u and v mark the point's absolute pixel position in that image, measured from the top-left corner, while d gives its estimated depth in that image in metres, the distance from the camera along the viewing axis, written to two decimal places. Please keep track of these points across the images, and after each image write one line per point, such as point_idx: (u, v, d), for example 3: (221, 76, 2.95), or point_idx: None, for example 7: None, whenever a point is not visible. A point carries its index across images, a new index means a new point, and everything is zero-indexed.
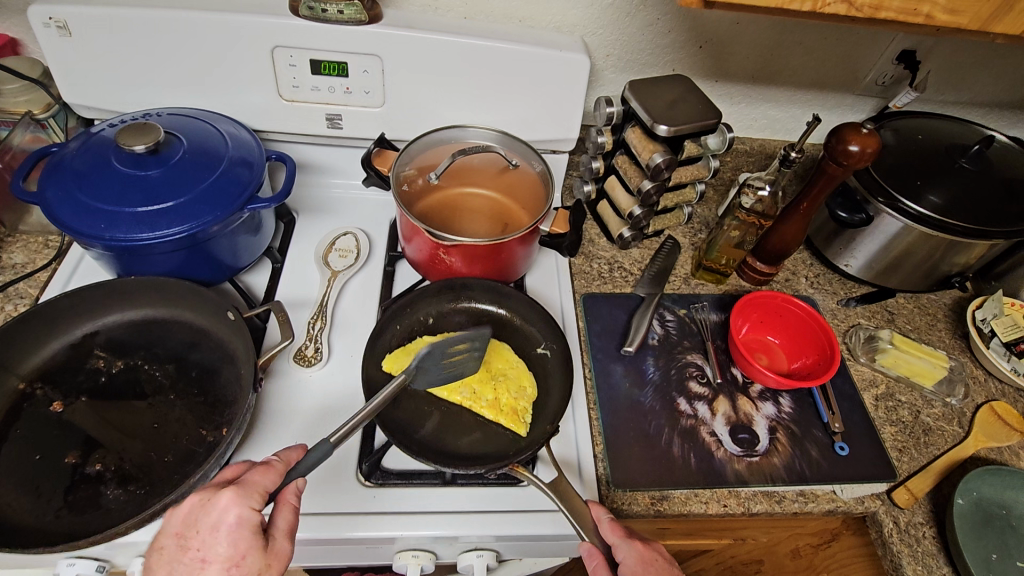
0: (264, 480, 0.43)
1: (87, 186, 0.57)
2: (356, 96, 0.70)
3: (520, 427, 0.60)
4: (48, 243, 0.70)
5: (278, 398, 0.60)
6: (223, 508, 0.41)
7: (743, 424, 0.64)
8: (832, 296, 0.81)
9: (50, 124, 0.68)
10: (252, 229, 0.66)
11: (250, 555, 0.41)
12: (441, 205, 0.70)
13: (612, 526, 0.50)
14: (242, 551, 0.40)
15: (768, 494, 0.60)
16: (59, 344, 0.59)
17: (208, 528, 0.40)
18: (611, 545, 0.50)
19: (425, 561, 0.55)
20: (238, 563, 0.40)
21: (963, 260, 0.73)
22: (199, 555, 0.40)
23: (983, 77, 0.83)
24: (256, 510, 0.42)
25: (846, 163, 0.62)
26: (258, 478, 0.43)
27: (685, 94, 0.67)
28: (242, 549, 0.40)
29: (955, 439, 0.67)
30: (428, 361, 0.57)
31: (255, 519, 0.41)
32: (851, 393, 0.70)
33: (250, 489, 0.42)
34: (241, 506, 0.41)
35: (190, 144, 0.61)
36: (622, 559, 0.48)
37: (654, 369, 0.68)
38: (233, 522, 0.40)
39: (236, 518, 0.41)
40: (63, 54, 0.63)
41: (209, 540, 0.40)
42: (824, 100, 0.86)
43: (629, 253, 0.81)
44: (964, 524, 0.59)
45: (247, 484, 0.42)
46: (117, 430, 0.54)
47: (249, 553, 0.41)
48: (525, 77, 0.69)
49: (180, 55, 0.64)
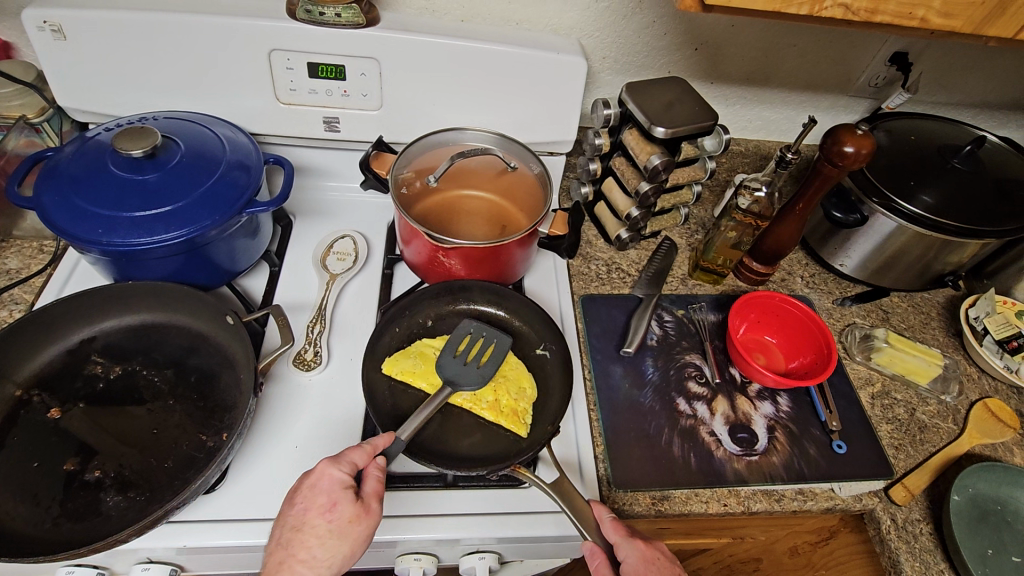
0: (352, 451, 0.49)
1: (83, 191, 0.56)
2: (353, 99, 0.69)
3: (521, 428, 0.59)
4: (43, 248, 0.69)
5: (278, 402, 0.60)
6: (320, 469, 0.47)
7: (742, 423, 0.65)
8: (827, 295, 0.82)
9: (44, 128, 0.68)
10: (250, 233, 0.65)
11: (342, 505, 0.46)
12: (439, 208, 0.70)
13: (614, 525, 0.51)
14: (335, 502, 0.46)
15: (767, 493, 0.61)
16: (56, 350, 0.59)
17: (309, 486, 0.47)
18: (613, 544, 0.50)
19: (427, 564, 0.56)
20: (331, 511, 0.45)
21: (956, 259, 0.74)
22: (302, 506, 0.46)
23: (973, 78, 0.84)
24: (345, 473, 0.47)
25: (841, 164, 0.63)
26: (348, 449, 0.49)
27: (681, 96, 0.68)
28: (335, 500, 0.46)
29: (950, 436, 0.68)
30: (450, 367, 0.62)
31: (346, 479, 0.47)
32: (847, 391, 0.70)
33: (340, 458, 0.48)
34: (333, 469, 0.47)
35: (187, 148, 0.61)
36: (624, 558, 0.49)
37: (654, 370, 0.68)
38: (327, 480, 0.47)
39: (329, 477, 0.47)
40: (57, 57, 0.63)
41: (310, 495, 0.46)
42: (818, 101, 0.86)
43: (627, 255, 0.81)
44: (960, 520, 0.60)
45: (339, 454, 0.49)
46: (116, 436, 0.54)
47: (342, 503, 0.46)
48: (522, 79, 0.69)
49: (176, 59, 0.64)
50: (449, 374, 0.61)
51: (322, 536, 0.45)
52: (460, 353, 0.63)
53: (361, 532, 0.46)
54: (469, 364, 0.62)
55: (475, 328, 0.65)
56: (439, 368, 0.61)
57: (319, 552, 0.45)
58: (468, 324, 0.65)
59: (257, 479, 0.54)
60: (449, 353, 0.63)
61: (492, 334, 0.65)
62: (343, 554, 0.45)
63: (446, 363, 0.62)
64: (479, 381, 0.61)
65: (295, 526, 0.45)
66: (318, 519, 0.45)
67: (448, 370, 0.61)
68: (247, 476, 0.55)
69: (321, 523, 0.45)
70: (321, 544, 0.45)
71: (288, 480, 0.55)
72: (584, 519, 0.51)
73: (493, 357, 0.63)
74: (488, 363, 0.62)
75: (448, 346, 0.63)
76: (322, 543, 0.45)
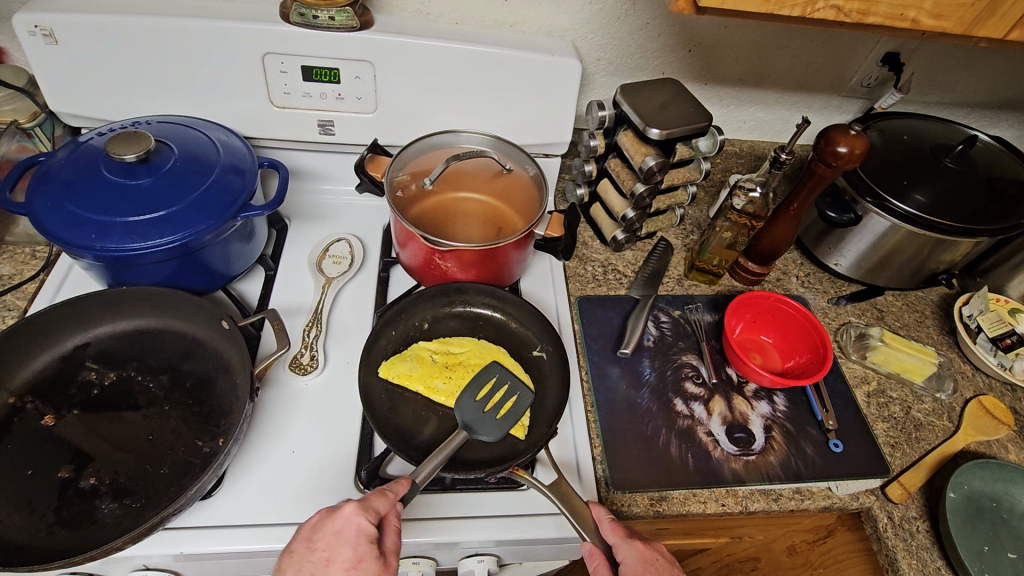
0: (379, 503, 0.47)
1: (76, 196, 0.56)
2: (348, 102, 0.69)
3: (518, 430, 0.59)
4: (35, 254, 0.68)
5: (274, 407, 0.59)
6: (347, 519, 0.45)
7: (739, 423, 0.65)
8: (822, 294, 0.82)
9: (36, 133, 0.67)
10: (245, 237, 0.65)
11: (366, 562, 0.44)
12: (435, 211, 0.70)
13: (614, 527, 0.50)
14: (360, 558, 0.44)
15: (765, 492, 0.61)
16: (49, 356, 0.58)
17: (333, 533, 0.44)
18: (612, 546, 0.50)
19: (425, 567, 0.56)
20: (356, 567, 0.44)
21: (949, 257, 0.74)
22: (324, 556, 0.44)
23: (964, 78, 0.85)
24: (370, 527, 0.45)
25: (835, 164, 0.63)
26: (376, 500, 0.47)
27: (675, 97, 0.68)
28: (360, 555, 0.44)
29: (945, 434, 0.68)
30: (471, 411, 0.58)
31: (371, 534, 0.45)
32: (843, 390, 0.71)
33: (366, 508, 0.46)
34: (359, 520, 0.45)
35: (181, 152, 0.61)
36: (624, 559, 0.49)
37: (650, 371, 0.68)
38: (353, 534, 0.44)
39: (354, 530, 0.45)
40: (50, 62, 0.63)
41: (334, 544, 0.44)
42: (811, 101, 0.87)
43: (623, 256, 0.81)
44: (957, 517, 0.60)
45: (364, 504, 0.46)
46: (111, 442, 0.53)
47: (367, 558, 0.44)
48: (517, 81, 0.69)
49: (170, 64, 0.64)
50: (467, 418, 0.57)
51: None
52: (482, 398, 0.59)
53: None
54: (490, 411, 0.58)
55: (496, 373, 0.61)
56: (459, 410, 0.58)
57: None
58: (491, 368, 0.61)
59: (254, 485, 0.54)
60: (470, 397, 0.59)
61: (515, 385, 0.60)
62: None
63: (466, 406, 0.58)
64: (497, 431, 0.57)
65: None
66: (340, 573, 0.43)
67: (467, 415, 0.57)
68: (244, 482, 0.54)
69: None
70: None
71: (285, 485, 0.54)
72: (580, 516, 0.51)
73: (515, 408, 0.58)
74: (511, 416, 0.58)
75: (470, 388, 0.59)
76: None
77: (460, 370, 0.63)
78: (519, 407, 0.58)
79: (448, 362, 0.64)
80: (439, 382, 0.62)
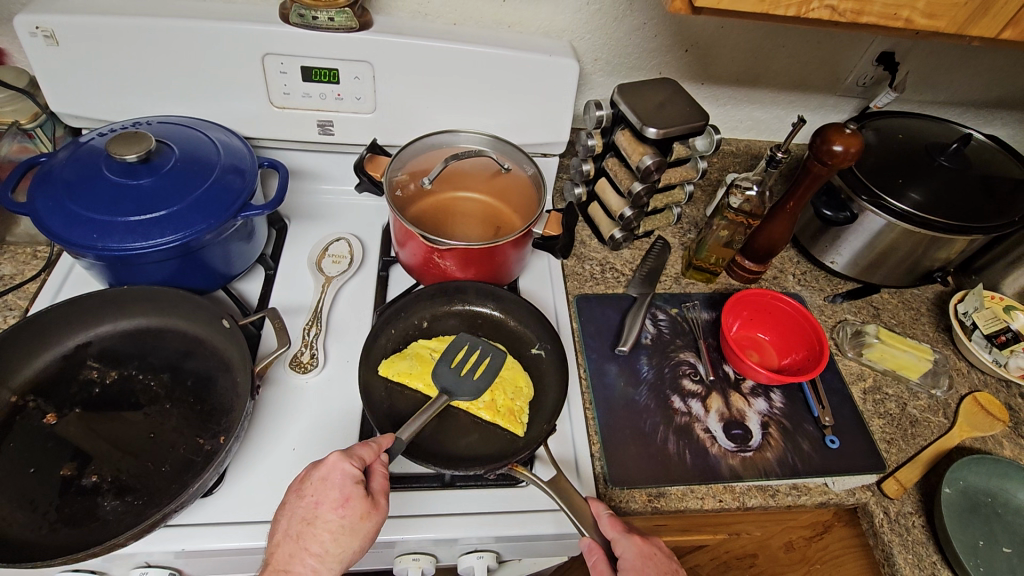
0: (363, 449, 0.49)
1: (77, 196, 0.56)
2: (347, 103, 0.70)
3: (517, 427, 0.60)
4: (36, 254, 0.69)
5: (275, 405, 0.60)
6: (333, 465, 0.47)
7: (736, 420, 0.65)
8: (818, 292, 0.83)
9: (37, 133, 0.68)
10: (245, 236, 0.66)
11: (354, 502, 0.46)
12: (434, 210, 0.71)
13: (613, 522, 0.51)
14: (347, 497, 0.45)
15: (762, 488, 0.61)
16: (51, 356, 0.59)
17: (319, 480, 0.46)
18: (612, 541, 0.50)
19: (425, 564, 0.56)
20: (344, 506, 0.45)
21: (944, 255, 0.75)
22: (313, 500, 0.45)
23: (959, 77, 0.86)
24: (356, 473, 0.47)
25: (831, 162, 0.64)
26: (359, 448, 0.48)
27: (672, 97, 0.68)
28: (347, 495, 0.45)
29: (940, 430, 0.69)
30: (448, 377, 0.62)
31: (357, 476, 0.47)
32: (839, 387, 0.71)
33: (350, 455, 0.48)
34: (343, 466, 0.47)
35: (182, 153, 0.61)
36: (623, 553, 0.49)
37: (648, 368, 0.69)
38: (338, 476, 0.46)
39: (340, 473, 0.46)
40: (51, 63, 0.63)
41: (321, 489, 0.46)
42: (807, 101, 0.88)
43: (621, 255, 0.82)
44: (952, 512, 0.61)
45: (349, 451, 0.48)
46: (113, 441, 0.54)
47: (354, 498, 0.46)
48: (515, 82, 0.70)
49: (170, 64, 0.64)
50: (446, 384, 0.61)
51: (334, 531, 0.45)
52: (457, 364, 0.63)
53: (371, 527, 0.46)
54: (467, 374, 0.62)
55: (471, 341, 0.65)
56: (437, 377, 0.61)
57: (330, 547, 0.44)
58: (463, 337, 0.65)
59: (255, 483, 0.55)
60: (446, 364, 0.63)
61: (488, 347, 0.65)
62: (353, 550, 0.45)
63: (444, 373, 0.62)
64: (476, 391, 0.61)
65: (305, 518, 0.45)
66: (330, 514, 0.45)
67: (445, 381, 0.61)
68: (245, 479, 0.55)
69: (332, 518, 0.45)
70: (333, 539, 0.45)
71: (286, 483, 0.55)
72: (579, 512, 0.52)
73: (488, 369, 0.63)
74: (484, 376, 0.62)
75: (445, 357, 0.63)
76: (334, 538, 0.45)
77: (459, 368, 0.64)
78: (493, 366, 0.63)
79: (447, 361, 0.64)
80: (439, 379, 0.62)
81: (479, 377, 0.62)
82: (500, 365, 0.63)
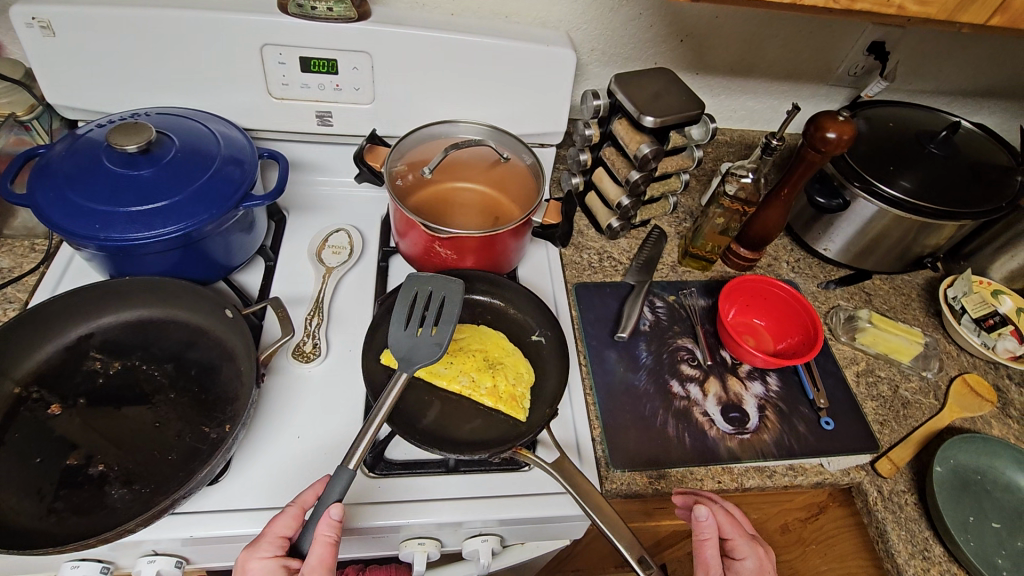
0: (278, 527, 0.48)
1: (78, 187, 0.56)
2: (345, 93, 0.70)
3: (519, 413, 0.61)
4: (34, 247, 0.69)
5: (277, 394, 0.60)
6: (245, 564, 0.45)
7: (734, 403, 0.67)
8: (811, 279, 0.84)
9: (33, 126, 0.67)
10: (245, 227, 0.66)
11: None
12: (433, 200, 0.71)
13: (734, 522, 0.55)
14: None
15: (759, 469, 0.63)
16: (53, 347, 0.59)
17: None
18: (734, 541, 0.54)
19: (431, 548, 0.57)
20: None
21: (933, 241, 0.77)
22: None
23: (947, 67, 0.87)
24: (279, 557, 0.46)
25: (824, 150, 0.65)
26: (275, 527, 0.48)
27: (668, 86, 0.69)
28: None
29: (931, 411, 0.71)
30: (403, 342, 0.58)
31: (278, 560, 0.46)
32: (834, 370, 0.73)
33: (267, 541, 0.47)
34: (260, 556, 0.46)
35: (182, 143, 0.61)
36: (746, 559, 0.54)
37: (647, 354, 0.70)
38: (256, 571, 0.45)
39: (257, 568, 0.45)
40: (48, 55, 0.63)
41: None
42: (800, 90, 0.89)
43: (618, 244, 0.83)
44: (943, 491, 0.62)
45: (265, 536, 0.47)
46: (118, 430, 0.54)
47: None
48: (512, 72, 0.70)
49: (168, 56, 0.64)
50: (404, 351, 0.58)
51: None
52: (410, 324, 0.60)
53: None
54: (422, 335, 0.59)
55: (420, 285, 0.62)
56: (393, 347, 0.58)
57: None
58: (412, 283, 0.62)
59: (261, 470, 0.55)
60: (400, 327, 0.60)
61: (441, 285, 0.63)
62: None
63: (399, 339, 0.59)
64: (436, 347, 0.58)
65: None
66: None
67: (402, 347, 0.58)
68: (251, 467, 0.55)
69: None
70: None
71: (292, 470, 0.55)
72: (602, 513, 0.50)
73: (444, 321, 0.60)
74: (441, 326, 0.60)
75: (399, 318, 0.60)
76: None
77: (462, 355, 0.64)
78: (449, 305, 0.61)
79: (450, 349, 0.65)
80: (440, 366, 0.63)
81: (436, 330, 0.60)
82: (456, 301, 0.61)
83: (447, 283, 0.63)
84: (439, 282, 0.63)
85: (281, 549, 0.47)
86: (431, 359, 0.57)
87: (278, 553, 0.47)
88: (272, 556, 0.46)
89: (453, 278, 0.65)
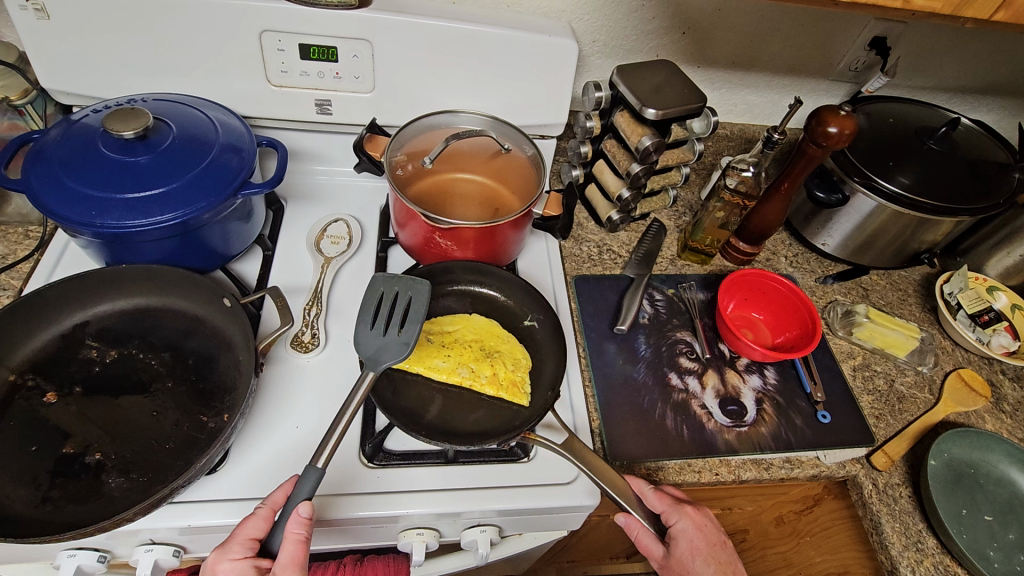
0: (248, 529, 0.47)
1: (74, 172, 0.56)
2: (345, 82, 0.69)
3: (519, 398, 0.61)
4: (28, 234, 0.68)
5: (275, 383, 0.60)
6: (215, 565, 0.45)
7: (732, 396, 0.67)
8: (810, 274, 0.85)
9: (27, 110, 0.66)
10: (244, 216, 0.65)
11: None
12: (433, 190, 0.72)
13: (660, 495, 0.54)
14: None
15: (756, 461, 0.63)
16: (49, 335, 0.58)
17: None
18: (663, 513, 0.54)
19: (429, 538, 0.57)
20: None
21: (930, 237, 0.77)
22: None
23: (948, 63, 0.88)
24: (249, 558, 0.46)
25: (825, 144, 0.64)
26: (244, 530, 0.47)
27: (670, 78, 0.69)
28: None
29: (925, 406, 0.71)
30: (371, 343, 0.56)
31: (250, 561, 0.45)
32: (830, 364, 0.73)
33: (236, 543, 0.46)
34: (230, 558, 0.45)
35: (179, 130, 0.60)
36: (679, 524, 0.53)
37: (646, 346, 0.70)
38: (227, 573, 0.45)
39: (227, 569, 0.45)
40: (41, 38, 0.62)
41: None
42: (801, 84, 0.89)
43: (617, 236, 0.83)
44: (937, 484, 0.63)
45: (233, 539, 0.47)
46: (111, 420, 0.53)
47: None
48: (514, 62, 0.70)
49: (165, 41, 0.63)
50: (369, 352, 0.56)
51: None
52: (376, 324, 0.58)
53: None
54: (387, 334, 0.57)
55: (386, 285, 0.60)
56: (359, 349, 0.56)
57: None
58: (378, 283, 0.60)
59: (258, 458, 0.55)
60: (367, 327, 0.58)
61: (407, 286, 0.60)
62: None
63: (365, 340, 0.56)
64: (403, 346, 0.56)
65: None
66: None
67: (369, 348, 0.56)
68: (249, 455, 0.55)
69: None
70: None
71: (289, 460, 0.55)
72: (615, 487, 0.52)
73: (412, 321, 0.58)
74: (408, 326, 0.57)
75: (365, 318, 0.58)
76: None
77: (457, 347, 0.64)
78: (415, 306, 0.59)
79: (445, 342, 0.65)
80: (438, 360, 0.63)
81: (404, 329, 0.57)
82: (423, 301, 0.59)
83: (413, 283, 0.60)
84: (405, 282, 0.61)
85: (252, 550, 0.46)
86: (399, 360, 0.55)
87: (249, 554, 0.46)
88: (243, 557, 0.46)
89: (421, 279, 0.62)
